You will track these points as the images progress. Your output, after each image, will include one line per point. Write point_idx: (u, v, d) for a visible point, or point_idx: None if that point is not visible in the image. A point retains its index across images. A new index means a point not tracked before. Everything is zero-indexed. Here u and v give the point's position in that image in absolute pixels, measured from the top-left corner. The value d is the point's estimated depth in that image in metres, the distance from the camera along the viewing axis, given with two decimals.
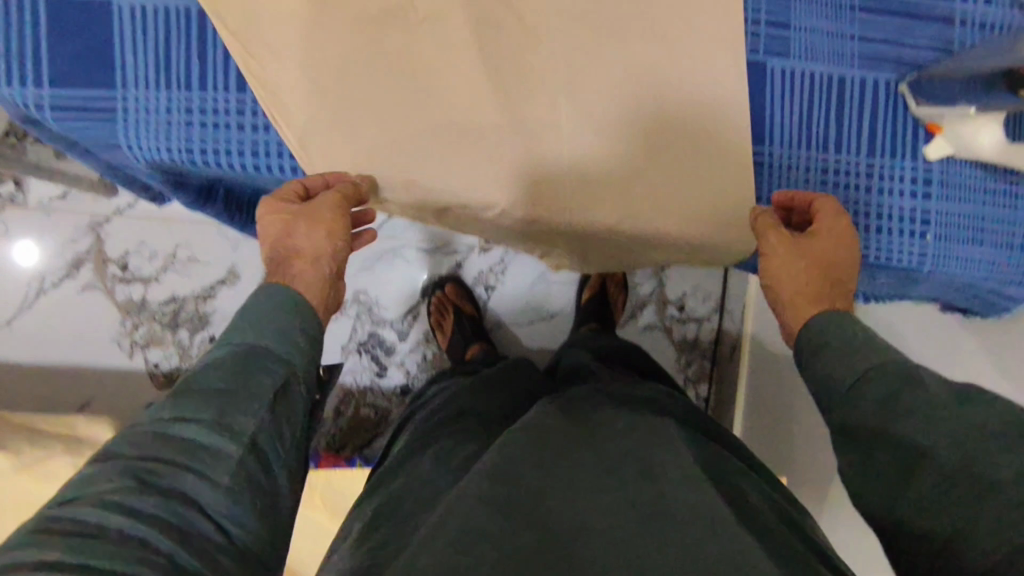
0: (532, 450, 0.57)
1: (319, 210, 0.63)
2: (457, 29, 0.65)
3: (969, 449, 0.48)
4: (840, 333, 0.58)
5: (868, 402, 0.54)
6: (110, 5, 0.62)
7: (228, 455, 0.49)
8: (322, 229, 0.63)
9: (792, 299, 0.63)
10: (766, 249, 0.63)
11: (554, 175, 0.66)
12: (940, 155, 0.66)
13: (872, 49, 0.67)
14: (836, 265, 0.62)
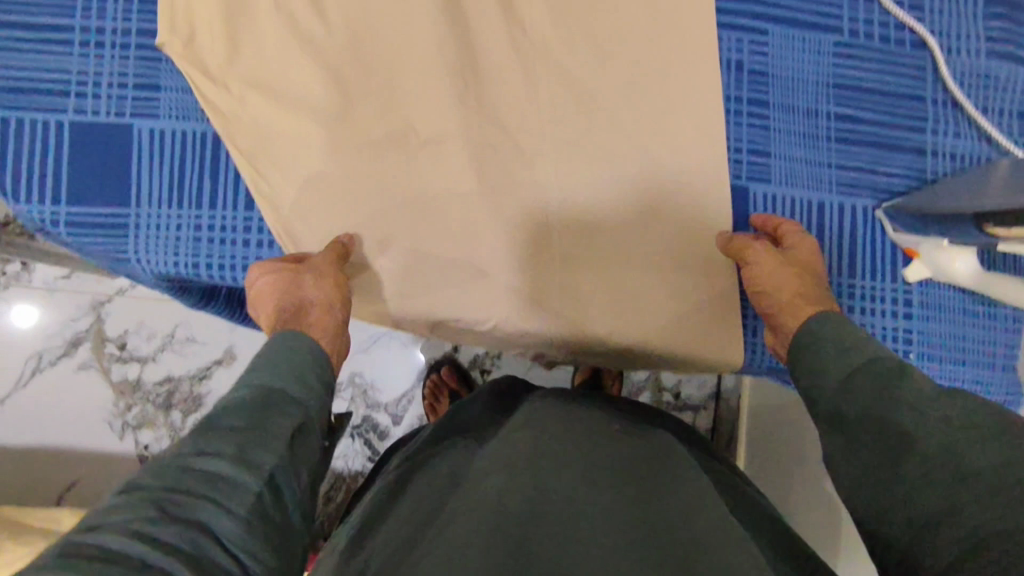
0: (510, 442, 0.55)
1: (326, 263, 0.63)
2: (457, 150, 0.68)
3: (952, 438, 0.46)
4: (831, 333, 0.57)
5: (850, 401, 0.53)
6: (130, 130, 0.66)
7: (248, 480, 0.45)
8: (328, 277, 0.63)
9: (789, 302, 0.62)
10: (752, 258, 0.63)
11: (549, 287, 0.69)
12: (919, 278, 0.68)
13: (850, 176, 0.70)
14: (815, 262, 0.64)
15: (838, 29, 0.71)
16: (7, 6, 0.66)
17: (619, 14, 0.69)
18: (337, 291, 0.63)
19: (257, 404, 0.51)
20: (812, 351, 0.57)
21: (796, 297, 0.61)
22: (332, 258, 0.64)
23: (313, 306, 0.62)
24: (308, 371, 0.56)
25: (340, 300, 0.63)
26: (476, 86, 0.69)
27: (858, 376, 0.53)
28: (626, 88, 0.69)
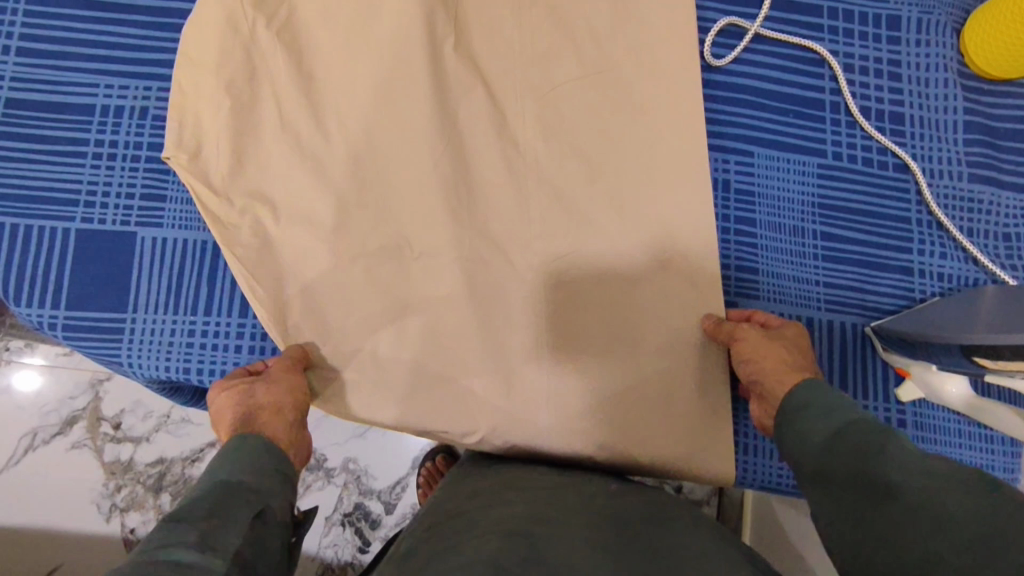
0: (494, 523, 0.53)
1: (281, 368, 0.64)
2: (449, 261, 0.69)
3: (933, 490, 0.44)
4: (812, 403, 0.56)
5: (834, 457, 0.51)
6: (133, 237, 0.68)
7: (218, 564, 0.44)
8: (283, 379, 0.63)
9: (774, 373, 0.61)
10: (741, 334, 0.64)
11: (537, 397, 0.69)
12: (912, 398, 0.68)
13: (838, 294, 0.71)
14: (802, 339, 0.64)
15: (821, 151, 0.74)
16: (34, 121, 0.70)
17: (609, 134, 0.72)
18: (292, 394, 0.62)
19: (219, 493, 0.49)
20: (805, 413, 0.56)
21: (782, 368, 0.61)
22: (285, 364, 0.65)
23: (267, 406, 0.60)
24: (260, 464, 0.54)
25: (296, 402, 0.62)
26: (469, 199, 0.71)
27: (847, 430, 0.52)
28: (615, 204, 0.70)
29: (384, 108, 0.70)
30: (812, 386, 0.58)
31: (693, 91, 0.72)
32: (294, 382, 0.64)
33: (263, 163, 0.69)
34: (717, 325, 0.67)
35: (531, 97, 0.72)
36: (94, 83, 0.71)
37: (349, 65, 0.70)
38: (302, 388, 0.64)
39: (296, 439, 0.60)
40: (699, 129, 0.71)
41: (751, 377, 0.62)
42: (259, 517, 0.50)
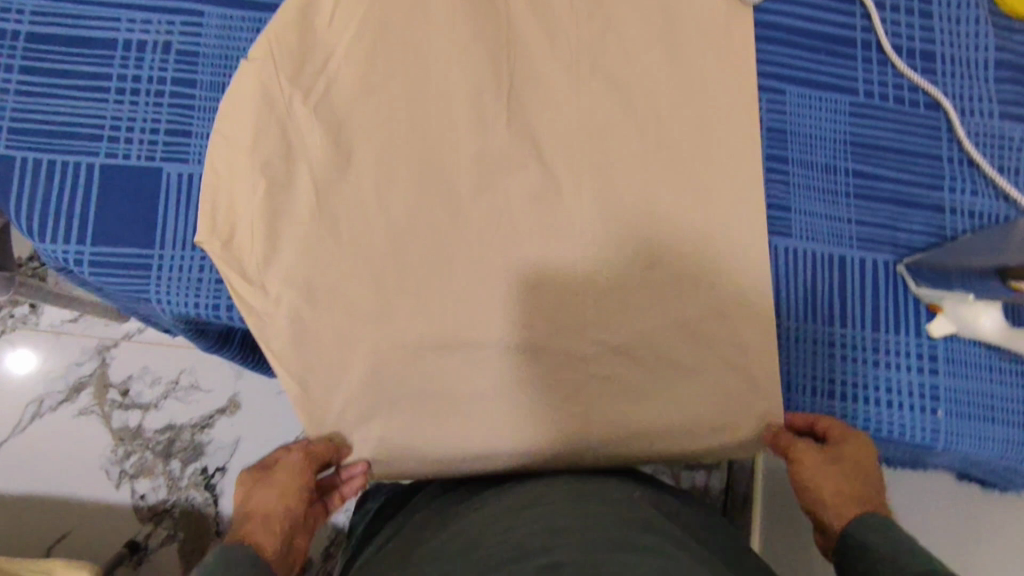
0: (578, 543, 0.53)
1: (294, 481, 0.65)
2: (480, 204, 0.69)
3: None
4: (885, 546, 0.56)
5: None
6: (159, 174, 0.67)
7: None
8: (291, 487, 0.65)
9: (832, 502, 0.62)
10: (800, 455, 0.64)
11: (568, 339, 0.68)
12: (944, 333, 0.68)
13: (870, 232, 0.71)
14: (862, 442, 0.63)
15: (853, 90, 0.73)
16: (49, 60, 0.68)
17: (639, 76, 0.71)
18: (292, 509, 0.64)
19: None
20: (869, 547, 0.57)
21: (842, 493, 0.62)
22: (292, 473, 0.65)
23: (257, 514, 0.63)
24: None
25: (298, 517, 0.65)
26: (500, 140, 0.70)
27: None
28: (647, 147, 0.70)
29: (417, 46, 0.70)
30: (871, 522, 0.59)
31: (723, 30, 0.72)
32: (295, 517, 0.65)
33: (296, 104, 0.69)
34: (777, 434, 0.66)
35: (560, 41, 0.72)
36: (115, 17, 0.69)
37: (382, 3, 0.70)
38: (301, 514, 0.65)
39: (282, 555, 0.63)
40: (730, 69, 0.72)
41: (807, 490, 0.63)
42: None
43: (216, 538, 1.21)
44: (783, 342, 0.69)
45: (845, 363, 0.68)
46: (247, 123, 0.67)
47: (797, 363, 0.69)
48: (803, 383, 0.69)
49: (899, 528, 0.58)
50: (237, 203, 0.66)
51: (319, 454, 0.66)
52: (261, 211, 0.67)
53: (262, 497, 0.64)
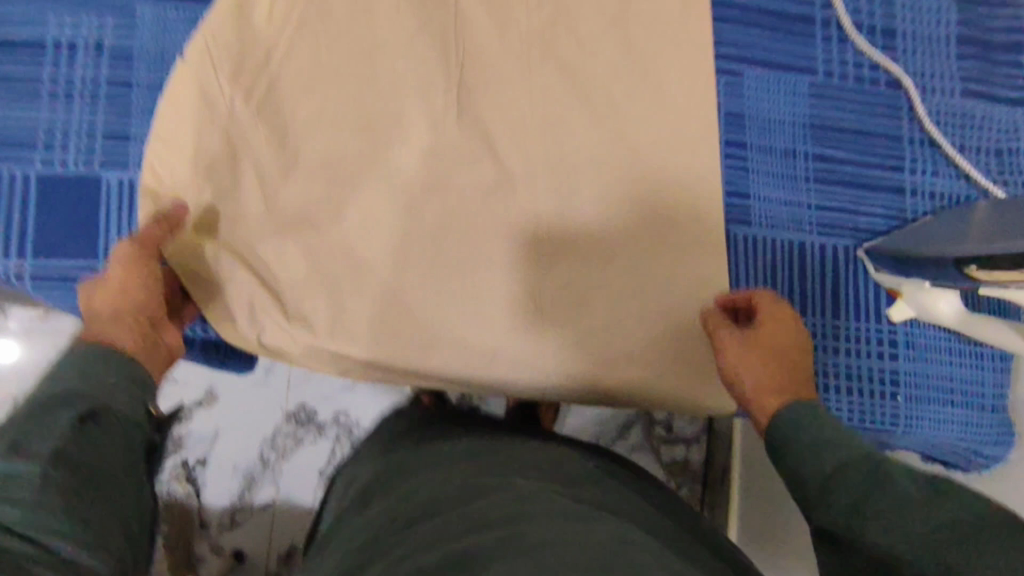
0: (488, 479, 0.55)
1: (137, 271, 0.59)
2: (433, 198, 0.68)
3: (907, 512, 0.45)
4: (807, 435, 0.54)
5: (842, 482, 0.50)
6: (99, 181, 0.65)
7: (38, 491, 0.45)
8: (138, 273, 0.59)
9: (755, 393, 0.60)
10: (724, 342, 0.62)
11: (529, 334, 0.68)
12: (903, 318, 0.68)
13: (829, 217, 0.70)
14: (786, 318, 0.62)
15: (812, 70, 0.72)
16: None
17: (592, 60, 0.69)
18: (149, 300, 0.60)
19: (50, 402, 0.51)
20: (790, 434, 0.55)
21: (769, 385, 0.60)
22: (137, 260, 0.60)
23: (105, 312, 0.58)
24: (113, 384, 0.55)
25: (156, 306, 0.61)
26: (451, 131, 0.68)
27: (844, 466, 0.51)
28: (600, 134, 0.69)
29: (361, 32, 0.67)
30: (796, 407, 0.57)
31: (679, 11, 0.70)
32: (151, 303, 0.60)
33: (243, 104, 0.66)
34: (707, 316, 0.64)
35: (513, 23, 0.69)
36: (42, 14, 0.66)
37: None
38: (159, 302, 0.61)
39: (151, 340, 0.60)
40: (685, 53, 0.70)
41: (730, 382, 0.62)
42: (89, 417, 0.51)
43: (200, 530, 1.11)
44: None
45: None
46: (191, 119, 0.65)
47: None
48: None
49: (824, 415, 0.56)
50: (183, 208, 0.64)
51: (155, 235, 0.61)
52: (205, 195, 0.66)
53: (113, 295, 0.58)
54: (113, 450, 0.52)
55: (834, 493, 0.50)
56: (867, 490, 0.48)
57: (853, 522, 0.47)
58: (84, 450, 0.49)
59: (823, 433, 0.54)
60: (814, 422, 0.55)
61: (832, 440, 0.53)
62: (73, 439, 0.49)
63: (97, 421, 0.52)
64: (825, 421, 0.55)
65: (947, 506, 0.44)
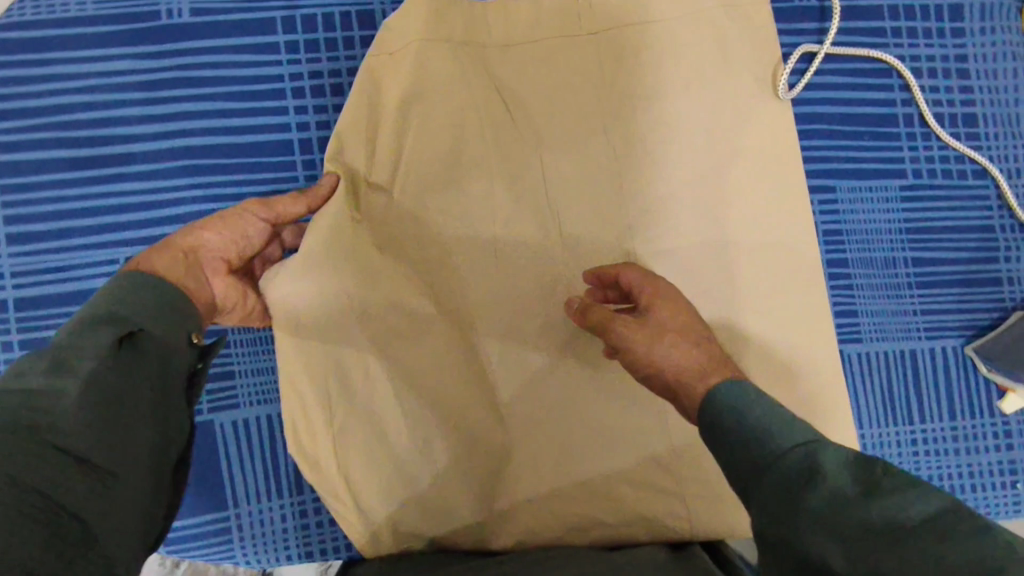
0: None
1: (239, 215, 0.60)
2: (551, 369, 0.67)
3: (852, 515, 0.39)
4: (734, 417, 0.47)
5: (769, 490, 0.43)
6: (211, 426, 0.65)
7: (81, 418, 0.39)
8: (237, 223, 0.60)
9: (676, 377, 0.54)
10: (616, 327, 0.57)
11: (669, 486, 0.68)
12: (1015, 409, 0.71)
13: (934, 319, 0.71)
14: (656, 290, 0.59)
15: (901, 171, 0.71)
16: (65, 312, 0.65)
17: (688, 199, 0.68)
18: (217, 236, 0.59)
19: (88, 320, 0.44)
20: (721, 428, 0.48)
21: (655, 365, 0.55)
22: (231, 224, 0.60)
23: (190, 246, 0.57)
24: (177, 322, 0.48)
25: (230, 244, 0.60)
26: (557, 297, 0.66)
27: (783, 460, 0.43)
28: (707, 278, 0.67)
29: (452, 209, 0.66)
30: (727, 392, 0.49)
31: (770, 133, 0.69)
32: (230, 241, 0.60)
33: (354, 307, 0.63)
34: (592, 309, 0.59)
35: (604, 165, 0.67)
36: (113, 258, 0.65)
37: (413, 170, 0.65)
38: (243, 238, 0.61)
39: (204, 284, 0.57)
40: (781, 176, 0.69)
41: (642, 370, 0.56)
42: (124, 338, 0.44)
43: None
44: (866, 448, 0.70)
45: (928, 457, 0.70)
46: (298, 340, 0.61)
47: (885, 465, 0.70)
48: None
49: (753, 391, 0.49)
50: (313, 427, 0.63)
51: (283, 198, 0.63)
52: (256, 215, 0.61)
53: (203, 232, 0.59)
54: (145, 383, 0.43)
55: (765, 493, 0.43)
56: (802, 479, 0.41)
57: (788, 520, 0.41)
58: (112, 371, 0.42)
59: (747, 414, 0.47)
60: (736, 398, 0.49)
61: (763, 413, 0.47)
62: (119, 359, 0.43)
63: (132, 342, 0.44)
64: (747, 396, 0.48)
65: (883, 507, 0.39)
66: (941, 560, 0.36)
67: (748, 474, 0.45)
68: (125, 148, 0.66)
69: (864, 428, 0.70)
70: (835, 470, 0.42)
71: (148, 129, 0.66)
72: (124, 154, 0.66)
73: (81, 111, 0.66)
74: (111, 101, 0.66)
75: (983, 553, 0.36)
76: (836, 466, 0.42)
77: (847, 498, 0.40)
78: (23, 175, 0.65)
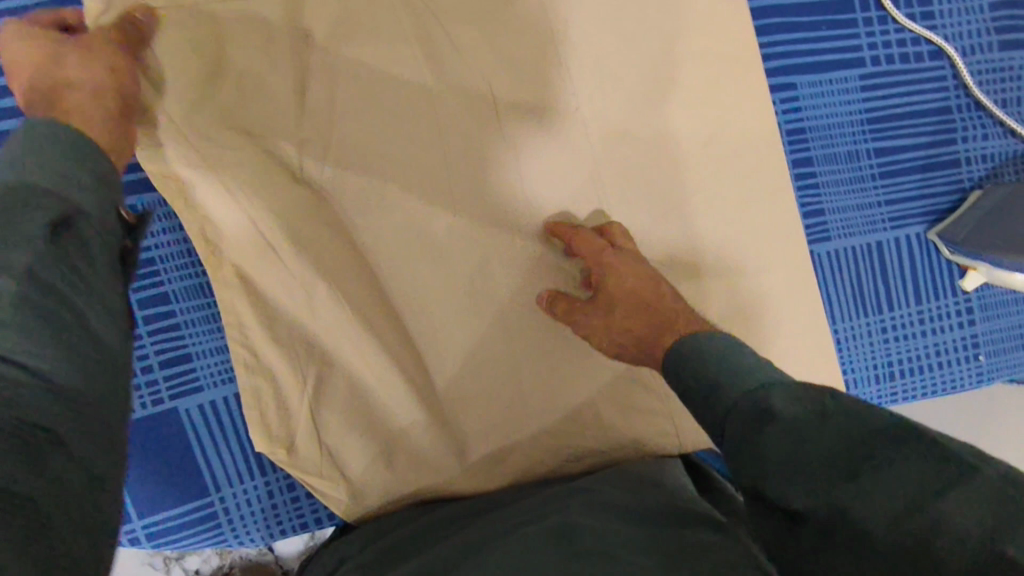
0: (543, 530, 0.50)
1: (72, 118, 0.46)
2: (527, 309, 0.64)
3: (814, 451, 0.38)
4: (704, 370, 0.47)
5: (731, 438, 0.42)
6: (174, 413, 0.60)
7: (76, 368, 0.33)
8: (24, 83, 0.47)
9: (645, 344, 0.56)
10: (586, 314, 0.59)
11: (656, 403, 0.68)
12: (976, 286, 0.72)
13: (898, 208, 0.71)
14: (620, 253, 0.60)
15: (859, 60, 0.69)
16: None
17: (649, 113, 0.65)
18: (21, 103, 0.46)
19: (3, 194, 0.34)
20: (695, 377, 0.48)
21: (639, 335, 0.57)
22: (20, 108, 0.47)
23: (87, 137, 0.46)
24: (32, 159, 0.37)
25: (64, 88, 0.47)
26: (524, 232, 0.63)
27: (735, 406, 0.43)
28: (673, 194, 0.65)
29: (401, 152, 0.60)
30: (702, 344, 0.49)
31: (722, 29, 0.66)
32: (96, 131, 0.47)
33: (308, 264, 0.59)
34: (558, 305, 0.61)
35: (559, 77, 0.63)
36: None
37: (354, 111, 0.59)
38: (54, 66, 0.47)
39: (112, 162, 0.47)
40: (737, 75, 0.66)
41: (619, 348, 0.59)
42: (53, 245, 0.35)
43: None
44: (840, 343, 0.71)
45: (897, 343, 0.72)
46: (259, 304, 0.58)
47: (858, 356, 0.72)
48: (869, 374, 0.72)
49: (721, 342, 0.49)
50: (285, 394, 0.60)
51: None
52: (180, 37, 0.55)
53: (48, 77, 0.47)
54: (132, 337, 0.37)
55: (729, 442, 0.42)
56: (762, 418, 0.40)
57: (748, 462, 0.40)
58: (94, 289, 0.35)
59: (705, 364, 0.48)
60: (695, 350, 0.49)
61: (719, 361, 0.47)
62: (50, 257, 0.34)
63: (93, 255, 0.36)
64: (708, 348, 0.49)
65: (838, 433, 0.38)
66: (907, 488, 0.35)
67: (714, 429, 0.44)
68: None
69: (835, 324, 0.71)
70: (784, 404, 0.40)
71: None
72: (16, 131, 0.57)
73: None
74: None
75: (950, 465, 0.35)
76: (783, 399, 0.41)
77: (802, 436, 0.38)
78: None
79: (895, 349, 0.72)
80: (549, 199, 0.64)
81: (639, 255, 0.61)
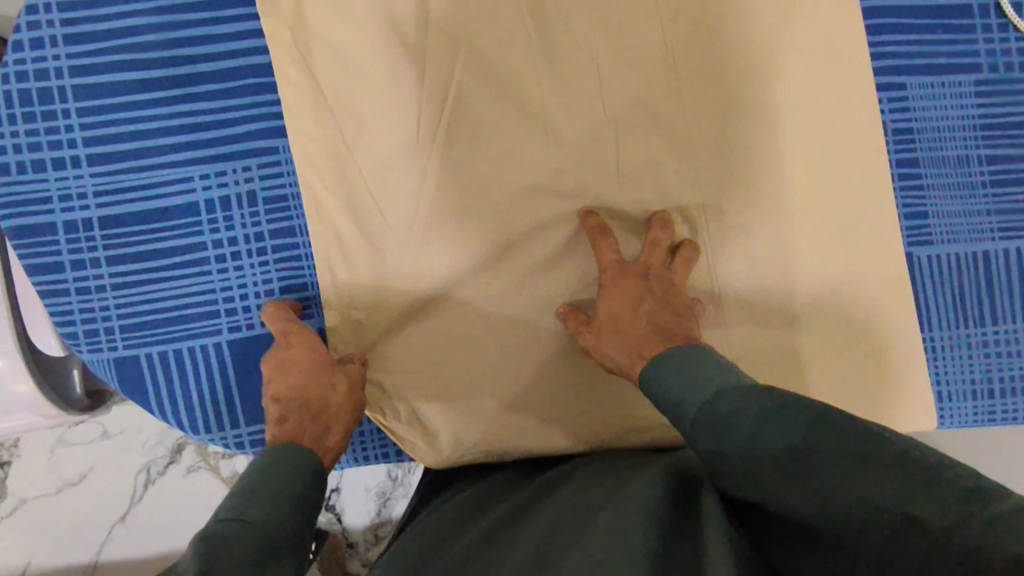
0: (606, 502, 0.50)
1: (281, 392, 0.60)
2: None
3: (767, 454, 0.44)
4: (676, 376, 0.54)
5: (702, 442, 0.48)
6: None
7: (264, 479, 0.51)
8: (286, 388, 0.60)
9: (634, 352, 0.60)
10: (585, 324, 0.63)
11: None
12: None
13: (1009, 220, 0.69)
14: (625, 272, 0.63)
15: (976, 66, 0.68)
16: (142, 224, 0.65)
17: (754, 103, 0.67)
18: (274, 400, 0.59)
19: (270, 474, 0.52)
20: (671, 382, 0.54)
21: (632, 347, 0.60)
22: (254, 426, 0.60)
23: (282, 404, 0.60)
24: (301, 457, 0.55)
25: (308, 421, 0.59)
26: (615, 207, 0.67)
27: (699, 415, 0.49)
28: (765, 183, 0.67)
29: (507, 124, 0.66)
30: (693, 351, 0.55)
31: (835, 27, 0.67)
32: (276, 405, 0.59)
33: (418, 215, 0.65)
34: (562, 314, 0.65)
35: (668, 65, 0.66)
36: (186, 176, 0.65)
37: (475, 81, 0.65)
38: (307, 387, 0.60)
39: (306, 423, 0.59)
40: (846, 72, 0.67)
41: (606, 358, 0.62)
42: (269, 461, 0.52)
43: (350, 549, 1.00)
44: (934, 353, 0.69)
45: (998, 359, 0.69)
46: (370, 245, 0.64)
47: (953, 370, 0.69)
48: (963, 390, 0.69)
49: (702, 352, 0.55)
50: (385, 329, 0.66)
51: (281, 355, 0.62)
52: (331, 7, 0.64)
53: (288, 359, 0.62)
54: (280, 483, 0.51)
55: (704, 433, 0.49)
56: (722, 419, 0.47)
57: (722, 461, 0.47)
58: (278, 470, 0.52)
59: (681, 374, 0.54)
60: (680, 361, 0.55)
61: (697, 377, 0.52)
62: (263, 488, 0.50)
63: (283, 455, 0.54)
64: (693, 364, 0.54)
65: (787, 431, 0.44)
66: (889, 491, 0.38)
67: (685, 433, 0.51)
68: (169, 83, 0.65)
69: (930, 333, 0.69)
70: (735, 421, 0.47)
71: (184, 61, 0.65)
72: (183, 76, 0.65)
73: (103, 70, 0.65)
74: (126, 45, 0.65)
75: (910, 457, 0.39)
76: (739, 398, 0.48)
77: (755, 435, 0.45)
78: (74, 99, 0.65)
79: (995, 366, 0.69)
80: (646, 179, 0.67)
81: (648, 270, 0.63)
